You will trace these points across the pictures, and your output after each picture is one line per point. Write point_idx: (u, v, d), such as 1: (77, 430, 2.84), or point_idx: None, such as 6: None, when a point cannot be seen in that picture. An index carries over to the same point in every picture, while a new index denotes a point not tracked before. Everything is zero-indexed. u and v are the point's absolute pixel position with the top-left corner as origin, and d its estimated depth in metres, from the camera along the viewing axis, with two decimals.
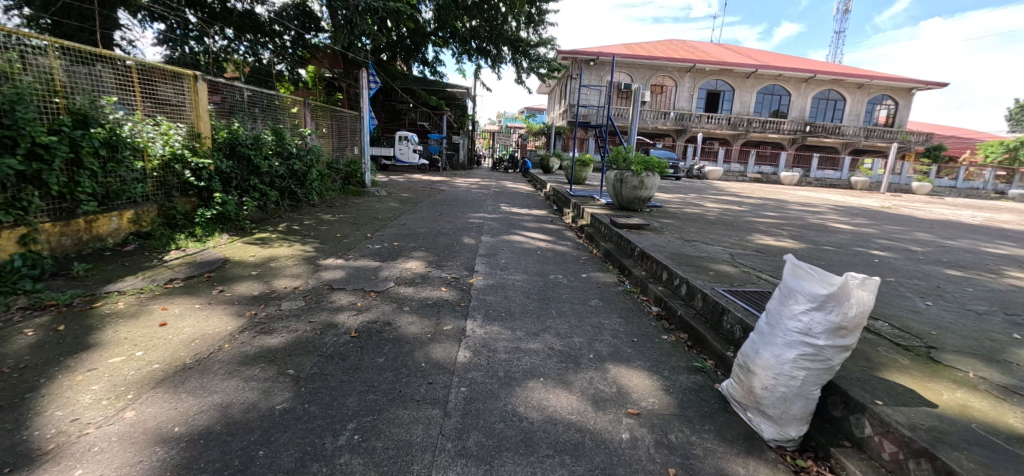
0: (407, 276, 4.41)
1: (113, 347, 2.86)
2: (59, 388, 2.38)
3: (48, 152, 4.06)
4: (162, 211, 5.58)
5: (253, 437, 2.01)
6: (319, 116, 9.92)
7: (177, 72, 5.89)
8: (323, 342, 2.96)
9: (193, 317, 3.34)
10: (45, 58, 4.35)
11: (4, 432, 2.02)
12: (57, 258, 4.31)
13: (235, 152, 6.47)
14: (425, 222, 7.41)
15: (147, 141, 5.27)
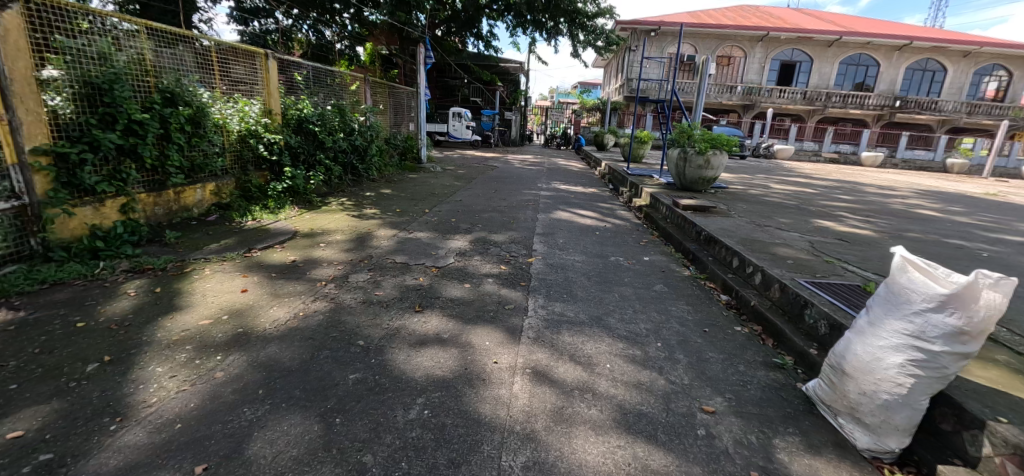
0: (466, 253, 4.43)
1: (201, 310, 3.08)
2: (159, 346, 2.61)
3: (142, 128, 4.40)
4: (239, 184, 5.96)
5: (329, 405, 2.08)
6: (378, 93, 10.12)
7: (250, 50, 6.15)
8: (390, 315, 3.03)
9: (271, 285, 3.55)
10: (137, 41, 4.65)
11: (116, 384, 2.25)
12: (152, 226, 4.74)
13: (303, 128, 6.77)
14: (480, 199, 7.40)
15: (224, 117, 5.61)
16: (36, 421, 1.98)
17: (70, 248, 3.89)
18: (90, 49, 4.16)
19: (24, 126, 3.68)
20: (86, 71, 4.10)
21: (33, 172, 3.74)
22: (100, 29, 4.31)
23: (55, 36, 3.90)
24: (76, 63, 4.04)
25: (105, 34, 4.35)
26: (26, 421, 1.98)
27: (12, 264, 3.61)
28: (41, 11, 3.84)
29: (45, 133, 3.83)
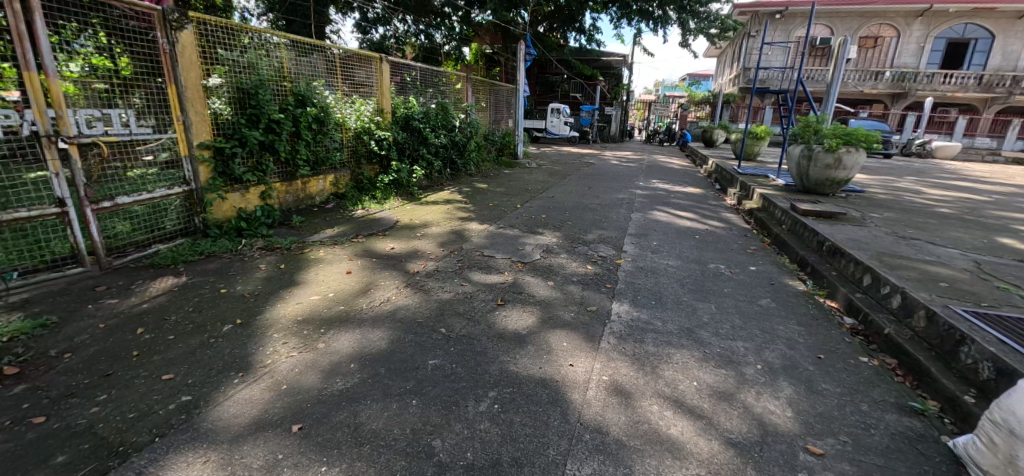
0: (553, 250, 4.39)
1: (313, 288, 3.46)
2: (277, 314, 3.00)
3: (278, 126, 5.08)
4: (354, 176, 6.61)
5: (408, 386, 2.19)
6: (480, 91, 10.50)
7: (368, 55, 6.73)
8: (473, 307, 3.10)
9: (371, 269, 3.86)
10: (279, 52, 5.32)
11: (243, 343, 2.63)
12: (283, 211, 5.48)
13: (409, 125, 7.29)
14: (572, 196, 7.29)
15: (344, 116, 6.23)
16: (183, 368, 2.39)
17: (222, 226, 4.65)
18: (242, 60, 4.88)
19: (193, 125, 4.42)
20: (239, 79, 4.83)
21: (199, 163, 4.50)
22: (254, 43, 5.06)
23: (217, 50, 4.64)
24: (231, 72, 4.76)
25: (257, 46, 5.08)
26: (177, 367, 2.40)
27: (183, 236, 4.49)
28: (209, 30, 4.59)
29: (208, 131, 4.58)
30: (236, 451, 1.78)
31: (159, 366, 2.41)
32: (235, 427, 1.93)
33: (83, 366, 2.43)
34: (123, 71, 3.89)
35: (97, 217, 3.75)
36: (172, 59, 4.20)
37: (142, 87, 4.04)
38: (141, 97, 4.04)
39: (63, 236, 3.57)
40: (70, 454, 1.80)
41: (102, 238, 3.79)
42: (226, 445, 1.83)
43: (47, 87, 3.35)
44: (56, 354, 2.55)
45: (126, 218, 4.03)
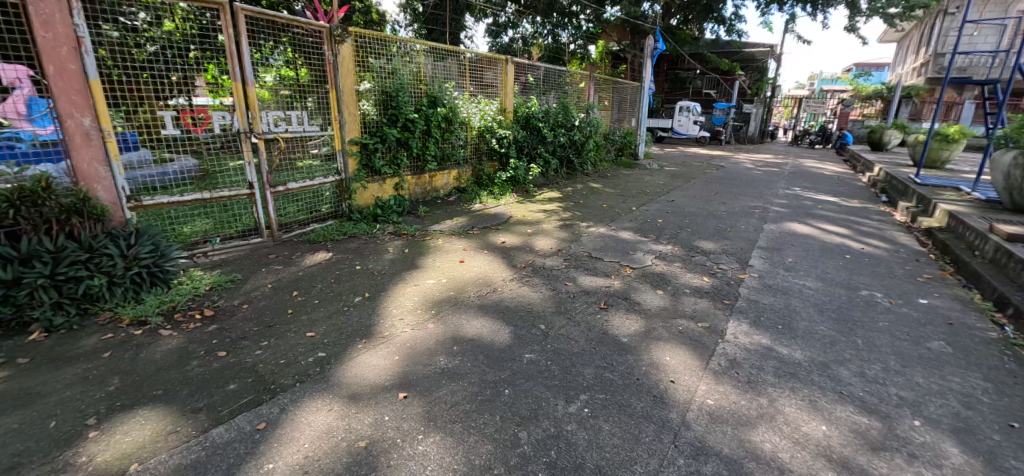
0: (666, 257, 4.13)
1: (430, 272, 3.77)
2: (397, 293, 3.34)
3: (412, 125, 5.69)
4: (475, 172, 7.04)
5: (503, 375, 2.26)
6: (603, 89, 10.31)
7: (495, 58, 7.08)
8: (575, 306, 3.07)
9: (482, 259, 4.07)
10: (418, 58, 5.87)
11: (369, 315, 2.98)
12: (412, 201, 6.08)
13: (529, 124, 7.52)
14: (695, 201, 6.76)
15: (470, 116, 6.65)
16: (322, 328, 2.80)
17: (362, 212, 5.32)
18: (388, 66, 5.50)
19: (346, 124, 5.14)
20: (384, 83, 5.46)
21: (349, 157, 5.20)
22: (402, 52, 5.66)
23: (370, 59, 5.30)
24: (379, 77, 5.41)
25: (403, 54, 5.67)
26: (318, 327, 2.82)
27: (333, 218, 5.24)
28: (365, 42, 5.24)
29: (358, 129, 5.28)
30: (354, 407, 2.04)
31: (305, 325, 2.86)
32: (355, 385, 2.20)
33: (253, 317, 3.00)
34: (301, 79, 4.66)
35: (274, 198, 4.58)
36: (334, 68, 4.92)
37: (312, 94, 4.81)
38: (311, 101, 4.82)
39: (251, 211, 4.47)
40: (238, 386, 2.24)
41: (274, 216, 4.61)
42: (347, 400, 2.10)
43: (247, 92, 4.19)
44: (237, 304, 3.20)
45: (292, 200, 4.83)
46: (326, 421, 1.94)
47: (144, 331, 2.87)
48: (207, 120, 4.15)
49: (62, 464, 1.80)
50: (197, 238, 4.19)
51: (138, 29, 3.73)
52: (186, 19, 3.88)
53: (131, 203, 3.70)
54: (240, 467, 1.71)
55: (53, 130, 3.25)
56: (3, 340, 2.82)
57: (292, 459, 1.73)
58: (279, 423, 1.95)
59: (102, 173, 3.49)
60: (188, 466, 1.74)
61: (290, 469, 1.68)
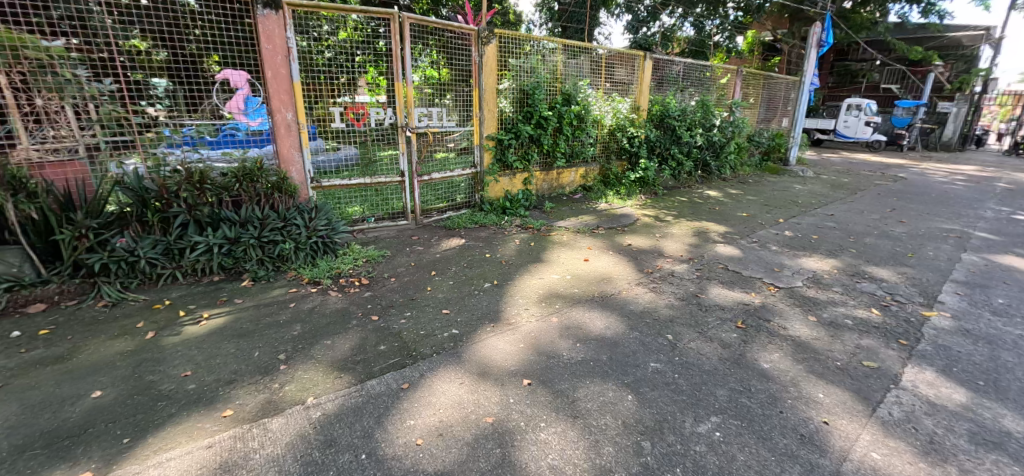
0: (821, 279, 3.61)
1: (554, 267, 3.85)
2: (523, 283, 3.48)
3: (545, 122, 5.84)
4: (602, 171, 6.95)
5: (627, 380, 2.21)
6: (750, 86, 9.35)
7: (632, 54, 6.88)
8: (706, 320, 2.86)
9: (606, 260, 4.01)
10: (555, 56, 5.98)
11: (497, 301, 3.16)
12: (538, 196, 6.26)
13: (663, 123, 7.18)
14: (861, 217, 5.77)
15: (602, 114, 6.56)
16: (455, 307, 3.07)
17: (493, 203, 5.63)
18: (526, 65, 5.70)
19: (485, 120, 5.47)
20: (521, 82, 5.69)
21: (484, 151, 5.55)
22: (534, 49, 5.75)
23: (511, 58, 5.55)
24: (517, 76, 5.65)
25: (535, 52, 5.77)
26: (452, 306, 3.08)
27: (466, 207, 5.64)
28: (510, 43, 5.50)
29: (494, 126, 5.60)
30: (483, 384, 2.19)
31: (441, 302, 3.16)
32: (484, 364, 2.37)
33: (399, 289, 3.41)
34: (442, 78, 5.02)
35: (420, 186, 5.12)
36: (479, 68, 5.27)
37: (452, 92, 5.14)
38: (450, 99, 5.16)
39: (400, 197, 5.03)
40: (387, 347, 2.57)
41: (418, 202, 5.16)
42: (477, 376, 2.27)
43: (406, 92, 4.73)
44: (386, 278, 3.66)
45: (432, 189, 5.30)
46: (459, 393, 2.12)
47: (318, 289, 3.47)
48: (366, 116, 4.63)
49: (262, 388, 2.28)
50: (357, 217, 4.88)
51: (320, 39, 4.30)
52: (356, 30, 4.41)
53: (313, 184, 4.47)
54: (387, 419, 1.97)
55: (262, 123, 4.13)
56: (226, 283, 3.67)
57: (430, 420, 1.94)
58: (419, 386, 2.19)
59: (296, 159, 4.29)
60: (349, 409, 2.06)
61: (429, 429, 1.88)
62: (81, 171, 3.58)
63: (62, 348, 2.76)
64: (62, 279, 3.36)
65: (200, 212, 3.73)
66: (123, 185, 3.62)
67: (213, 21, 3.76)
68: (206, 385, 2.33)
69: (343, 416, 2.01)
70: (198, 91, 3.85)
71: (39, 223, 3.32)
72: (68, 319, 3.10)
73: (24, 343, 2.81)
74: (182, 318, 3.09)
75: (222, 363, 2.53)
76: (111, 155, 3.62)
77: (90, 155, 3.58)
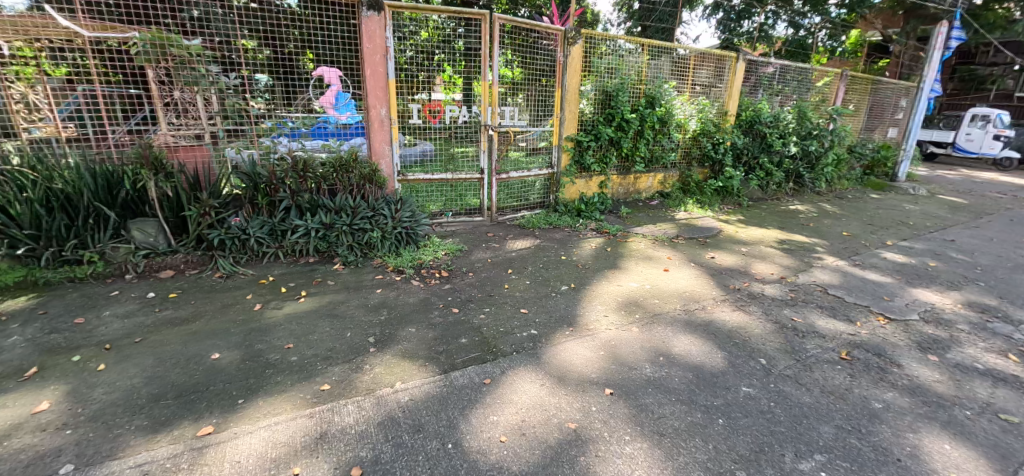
0: (941, 313, 3.21)
1: (632, 275, 3.76)
2: (601, 289, 3.44)
3: (627, 125, 5.69)
4: (682, 178, 6.67)
5: (716, 403, 2.11)
6: (855, 91, 8.52)
7: (722, 55, 6.50)
8: (804, 347, 2.65)
9: (688, 273, 3.86)
10: (640, 57, 5.78)
11: (576, 305, 3.16)
12: (613, 201, 6.15)
13: (753, 129, 6.74)
14: (990, 245, 5.05)
15: (686, 118, 6.28)
16: (533, 308, 3.11)
17: (568, 205, 5.60)
18: (611, 65, 5.58)
19: (565, 121, 5.43)
20: (605, 83, 5.59)
21: (563, 152, 5.52)
22: (610, 49, 5.53)
23: (595, 59, 5.46)
24: (600, 77, 5.54)
25: (613, 52, 5.55)
26: (530, 307, 3.14)
27: (540, 208, 5.66)
28: (594, 42, 5.40)
29: (574, 127, 5.54)
30: (563, 388, 2.21)
31: (518, 301, 3.22)
32: (563, 368, 2.38)
33: (477, 285, 3.52)
34: (514, 78, 4.94)
35: (498, 183, 5.21)
36: (563, 69, 5.22)
37: (522, 93, 5.06)
38: (521, 99, 5.07)
39: (477, 194, 5.15)
40: (468, 341, 2.67)
41: (495, 200, 5.25)
42: (556, 379, 2.29)
43: (491, 91, 4.81)
44: (464, 272, 3.78)
45: (509, 188, 5.36)
46: (539, 395, 2.17)
47: (402, 278, 3.65)
48: (441, 113, 4.73)
49: (355, 367, 2.45)
50: (436, 211, 5.06)
51: (402, 38, 4.40)
52: (436, 30, 4.50)
53: (400, 177, 4.70)
54: (471, 411, 2.05)
55: (348, 117, 4.39)
56: (321, 265, 3.97)
57: (512, 419, 1.99)
58: (501, 383, 2.27)
59: (385, 152, 4.54)
60: (436, 397, 2.17)
61: (511, 427, 1.94)
62: (206, 154, 3.99)
63: (187, 311, 3.14)
64: (187, 249, 3.82)
65: (301, 199, 4.06)
66: (239, 170, 4.02)
67: (310, 20, 4.04)
68: (307, 358, 2.55)
69: (430, 403, 2.13)
70: (293, 86, 4.15)
71: (171, 198, 3.79)
72: (192, 286, 3.52)
73: (158, 304, 3.23)
74: (285, 294, 3.39)
75: (319, 339, 2.75)
76: (229, 142, 4.04)
77: (212, 141, 4.00)
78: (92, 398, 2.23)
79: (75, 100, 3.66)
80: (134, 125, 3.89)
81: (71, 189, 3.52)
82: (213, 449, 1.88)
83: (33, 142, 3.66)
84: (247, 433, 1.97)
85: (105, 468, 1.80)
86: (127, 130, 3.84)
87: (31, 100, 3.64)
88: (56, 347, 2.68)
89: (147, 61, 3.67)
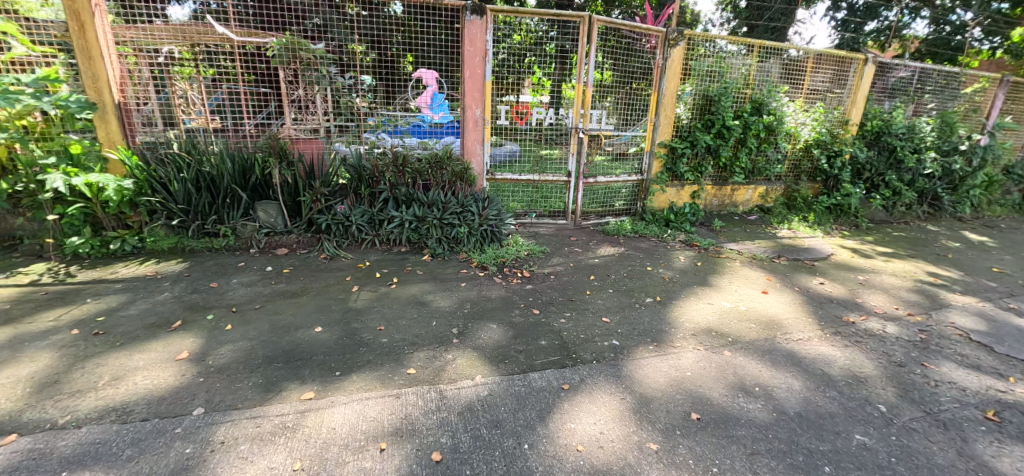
0: None
1: (724, 294, 3.51)
2: (689, 306, 3.27)
3: (728, 132, 5.31)
4: (787, 192, 6.10)
5: (821, 447, 1.90)
6: (1018, 101, 7.17)
7: (846, 57, 5.80)
8: (935, 398, 2.29)
9: (790, 298, 3.52)
10: (748, 59, 5.36)
11: (661, 320, 3.03)
12: (706, 212, 5.80)
13: (879, 142, 5.98)
14: None
15: (798, 127, 5.69)
16: (616, 318, 3.04)
17: (655, 214, 5.38)
18: (714, 68, 5.24)
19: (659, 126, 5.20)
20: (706, 87, 5.27)
21: (655, 158, 5.29)
22: (711, 51, 5.19)
23: (697, 61, 5.16)
24: (701, 81, 5.24)
25: (713, 54, 5.20)
26: (612, 316, 3.07)
27: (625, 215, 5.50)
28: (695, 44, 5.11)
29: (669, 132, 5.29)
30: (644, 406, 2.13)
31: (600, 309, 3.16)
32: (646, 385, 2.30)
33: (558, 288, 3.51)
34: (604, 80, 4.82)
35: (584, 187, 5.15)
36: (661, 71, 5.00)
37: (611, 96, 4.92)
38: (609, 102, 4.92)
39: (562, 196, 5.14)
40: (547, 344, 2.68)
41: (579, 204, 5.19)
42: (638, 395, 2.22)
43: (584, 94, 4.75)
44: (546, 274, 3.80)
45: (594, 193, 5.27)
46: (619, 409, 2.11)
47: (485, 274, 3.76)
48: (528, 115, 4.75)
49: (438, 356, 2.56)
50: (520, 211, 5.11)
51: (497, 42, 4.48)
52: (529, 33, 4.54)
53: (488, 176, 4.82)
54: (549, 416, 2.06)
55: (443, 116, 4.62)
56: (411, 255, 4.22)
57: (591, 430, 1.97)
58: (580, 391, 2.24)
59: (477, 151, 4.70)
60: (514, 395, 2.20)
61: (589, 438, 1.92)
62: (319, 147, 4.41)
63: (297, 285, 3.50)
64: (300, 231, 4.25)
65: (399, 191, 4.35)
66: (346, 163, 4.40)
67: (414, 26, 4.29)
68: (396, 341, 2.72)
69: (509, 400, 2.17)
70: (394, 87, 4.44)
71: (290, 184, 4.24)
72: (301, 264, 3.92)
73: (274, 277, 3.64)
74: (379, 279, 3.66)
75: (407, 325, 2.92)
76: (339, 137, 4.43)
77: (325, 135, 4.41)
78: (220, 353, 2.58)
79: (221, 96, 4.21)
80: (262, 118, 4.42)
81: (215, 172, 4.06)
82: (313, 413, 2.08)
83: (187, 131, 4.21)
84: (343, 403, 2.15)
85: (227, 416, 2.06)
86: (257, 124, 4.40)
87: (189, 96, 4.16)
88: (196, 306, 3.14)
89: (281, 62, 4.16)
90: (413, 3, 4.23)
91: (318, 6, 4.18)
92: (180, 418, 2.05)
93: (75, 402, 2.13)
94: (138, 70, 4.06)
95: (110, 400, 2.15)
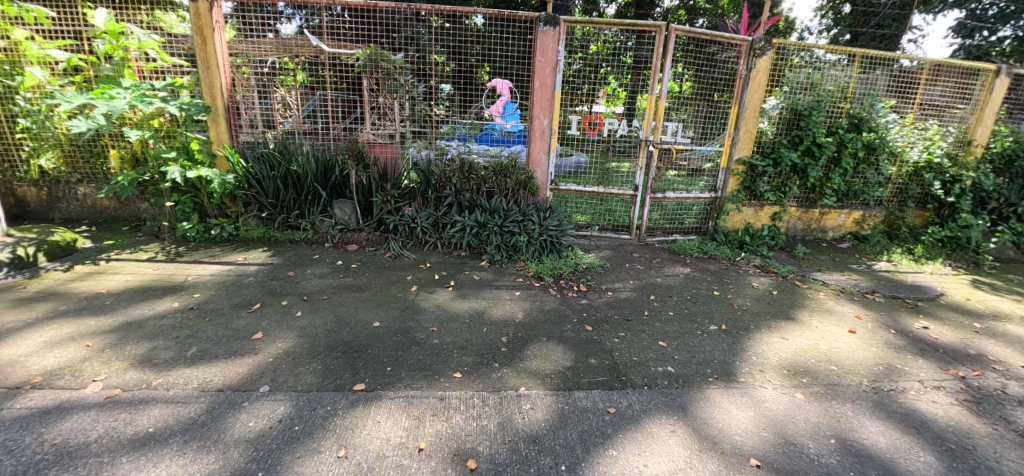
0: None
1: (802, 328, 3.18)
2: (759, 339, 2.99)
3: (819, 150, 4.85)
4: (889, 219, 5.42)
5: None
6: None
7: (972, 68, 5.05)
8: None
9: (885, 340, 3.10)
10: (848, 70, 4.85)
11: (726, 351, 2.81)
12: (788, 236, 5.32)
13: (1011, 167, 5.13)
14: None
15: (904, 146, 5.08)
16: (673, 343, 2.87)
17: (729, 235, 5.02)
18: (806, 80, 4.81)
19: (739, 141, 4.87)
20: (796, 100, 4.84)
21: (731, 175, 4.97)
22: (805, 61, 4.78)
23: (786, 72, 4.77)
24: (791, 93, 4.83)
25: (805, 64, 4.78)
26: (670, 341, 2.89)
27: (695, 233, 5.18)
28: (787, 53, 4.72)
29: (750, 148, 4.92)
30: (696, 442, 1.98)
31: (657, 332, 3.00)
32: (701, 420, 2.13)
33: (615, 306, 3.39)
34: (681, 92, 4.64)
35: (652, 202, 4.91)
36: (744, 83, 4.69)
37: (690, 107, 4.71)
38: (686, 115, 4.72)
39: (627, 211, 4.96)
40: (597, 362, 2.60)
41: (646, 219, 4.96)
42: (692, 430, 2.06)
43: (657, 106, 4.56)
44: (603, 290, 3.69)
45: (663, 209, 5.04)
46: (667, 441, 1.97)
47: (540, 285, 3.73)
48: (600, 125, 4.65)
49: (485, 362, 2.57)
50: (582, 223, 5.01)
51: (571, 52, 4.45)
52: (607, 43, 4.45)
53: (552, 186, 4.78)
54: (589, 439, 1.98)
55: (513, 125, 4.66)
56: (471, 259, 4.29)
57: (634, 461, 1.86)
58: (627, 417, 2.13)
59: (542, 161, 4.68)
60: (557, 413, 2.15)
61: (631, 469, 1.81)
62: (394, 152, 4.64)
63: (362, 281, 3.71)
64: (370, 229, 4.50)
65: (463, 197, 4.47)
66: (417, 167, 4.59)
67: (491, 39, 4.41)
68: (446, 344, 2.77)
69: (550, 417, 2.12)
70: (470, 95, 4.55)
71: (364, 185, 4.52)
72: (369, 260, 4.14)
73: (343, 271, 3.88)
74: (437, 281, 3.76)
75: (459, 329, 2.97)
76: (413, 142, 4.63)
77: (400, 140, 4.63)
78: (289, 337, 2.79)
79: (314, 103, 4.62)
80: (349, 123, 4.67)
81: (301, 171, 4.43)
82: (361, 404, 2.17)
83: (284, 133, 4.63)
84: (389, 398, 2.23)
85: (288, 396, 2.22)
86: (342, 128, 4.68)
87: (287, 102, 4.57)
88: (274, 291, 3.43)
89: (365, 72, 4.49)
90: (493, 15, 4.32)
91: (404, 20, 4.42)
92: (248, 393, 2.24)
93: (166, 367, 2.41)
94: (247, 79, 4.52)
95: (194, 369, 2.41)
